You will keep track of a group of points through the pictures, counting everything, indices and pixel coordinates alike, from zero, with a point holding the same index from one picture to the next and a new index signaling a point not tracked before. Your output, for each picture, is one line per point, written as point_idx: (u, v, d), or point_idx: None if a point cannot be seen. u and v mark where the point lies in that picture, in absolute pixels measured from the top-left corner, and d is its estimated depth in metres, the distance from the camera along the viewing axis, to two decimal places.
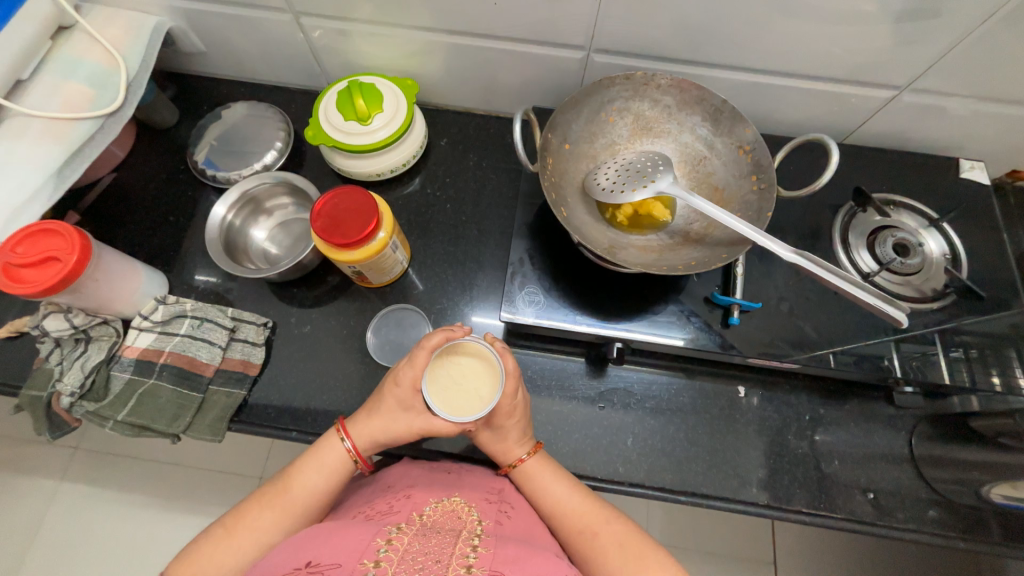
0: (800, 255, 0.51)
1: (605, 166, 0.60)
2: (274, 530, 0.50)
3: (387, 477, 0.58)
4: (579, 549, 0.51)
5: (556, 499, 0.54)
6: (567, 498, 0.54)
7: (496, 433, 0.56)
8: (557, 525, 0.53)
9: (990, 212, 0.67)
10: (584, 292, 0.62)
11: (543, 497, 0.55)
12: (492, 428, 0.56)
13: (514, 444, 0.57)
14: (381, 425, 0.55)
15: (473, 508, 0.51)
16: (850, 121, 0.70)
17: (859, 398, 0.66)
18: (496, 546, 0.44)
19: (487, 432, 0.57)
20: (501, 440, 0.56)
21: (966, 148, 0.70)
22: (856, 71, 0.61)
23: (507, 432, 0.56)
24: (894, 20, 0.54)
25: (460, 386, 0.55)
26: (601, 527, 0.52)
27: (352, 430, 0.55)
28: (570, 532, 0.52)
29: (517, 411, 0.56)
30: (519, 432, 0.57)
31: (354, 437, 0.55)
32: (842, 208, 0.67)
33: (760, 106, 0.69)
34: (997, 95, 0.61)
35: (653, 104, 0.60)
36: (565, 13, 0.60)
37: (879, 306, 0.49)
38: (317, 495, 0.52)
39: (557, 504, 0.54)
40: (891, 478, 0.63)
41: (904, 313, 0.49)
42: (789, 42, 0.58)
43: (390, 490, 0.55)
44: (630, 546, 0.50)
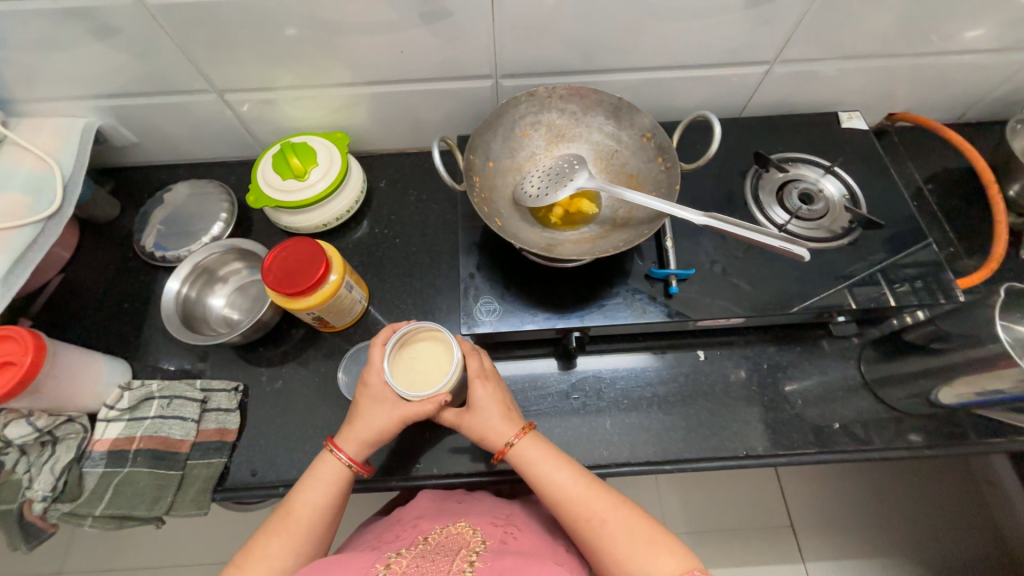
0: (711, 217, 0.57)
1: (530, 176, 0.65)
2: (285, 556, 0.49)
3: (399, 512, 0.61)
4: (586, 535, 0.52)
5: (558, 488, 0.53)
6: (571, 483, 0.53)
7: (479, 409, 0.57)
8: (563, 514, 0.53)
9: (875, 151, 0.75)
10: (536, 293, 0.66)
11: (547, 487, 0.54)
12: (473, 407, 0.57)
13: (503, 426, 0.57)
14: (365, 426, 0.56)
15: (477, 531, 0.54)
16: (739, 97, 0.78)
17: (808, 340, 0.71)
18: (492, 559, 0.47)
19: (469, 412, 0.57)
20: (487, 417, 0.57)
21: (841, 102, 0.80)
22: (728, 55, 0.69)
23: (489, 410, 0.57)
24: (745, 6, 0.62)
25: (422, 369, 0.56)
26: (608, 514, 0.51)
27: (341, 442, 0.56)
28: (575, 521, 0.52)
29: (490, 380, 0.59)
30: (501, 403, 0.58)
31: (344, 447, 0.55)
32: (749, 173, 0.73)
33: (658, 99, 0.77)
34: (848, 52, 0.71)
35: (560, 113, 0.66)
36: (466, 48, 0.66)
37: (785, 245, 0.55)
38: (319, 511, 0.52)
39: (561, 491, 0.53)
40: (852, 406, 0.67)
41: (805, 249, 0.56)
42: (664, 40, 0.66)
43: (398, 523, 0.57)
44: (637, 531, 0.50)
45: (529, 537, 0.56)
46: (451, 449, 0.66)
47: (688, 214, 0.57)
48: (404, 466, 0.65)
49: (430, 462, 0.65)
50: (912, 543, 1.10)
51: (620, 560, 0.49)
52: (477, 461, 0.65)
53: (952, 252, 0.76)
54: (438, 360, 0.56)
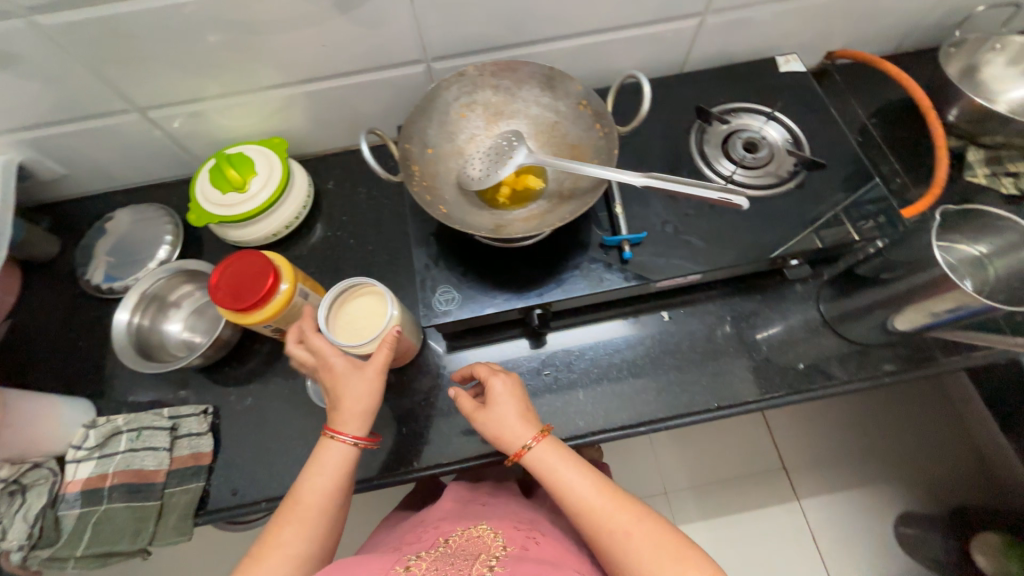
0: (649, 177, 0.56)
1: (471, 158, 0.63)
2: (299, 542, 0.50)
3: (424, 514, 0.64)
4: (608, 549, 0.51)
5: (580, 497, 0.52)
6: (594, 494, 0.53)
7: (497, 409, 0.56)
8: (582, 523, 0.52)
9: (815, 91, 0.75)
10: (493, 276, 0.65)
11: (567, 496, 0.53)
12: (493, 406, 0.56)
13: (522, 427, 0.55)
14: (356, 404, 0.53)
15: (499, 535, 0.55)
16: (677, 53, 0.77)
17: (767, 287, 0.72)
18: (512, 565, 0.48)
19: (489, 413, 0.56)
20: (507, 419, 0.55)
21: (778, 47, 0.80)
22: (658, 11, 0.68)
23: (509, 411, 0.56)
24: None
25: (367, 322, 0.57)
26: (633, 527, 0.51)
27: (339, 428, 0.54)
28: (597, 531, 0.51)
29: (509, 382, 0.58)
30: (521, 406, 0.57)
31: (343, 432, 0.54)
32: (692, 128, 0.72)
33: (596, 64, 0.75)
34: None
35: (495, 91, 0.65)
36: (390, 33, 0.64)
37: (722, 197, 0.55)
38: (327, 498, 0.52)
39: (581, 501, 0.52)
40: (814, 345, 0.69)
41: (743, 198, 0.56)
42: (590, 3, 0.65)
43: (422, 524, 0.61)
44: (663, 544, 0.50)
45: (551, 542, 0.57)
46: (430, 441, 0.66)
47: (626, 177, 0.56)
48: (385, 464, 0.65)
49: (411, 457, 0.65)
50: (893, 467, 1.16)
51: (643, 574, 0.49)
52: (456, 449, 0.65)
53: (898, 184, 0.77)
54: (374, 307, 0.59)
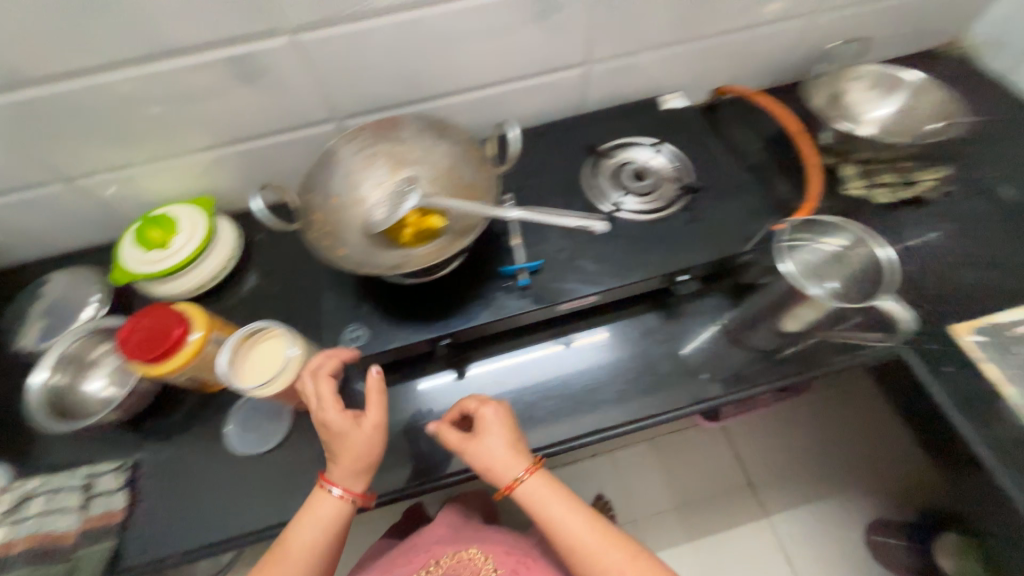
0: (522, 212, 0.59)
1: (376, 203, 0.68)
2: None
3: (421, 537, 0.76)
4: None
5: (574, 535, 0.57)
6: (586, 528, 0.57)
7: (489, 448, 0.58)
8: (575, 558, 0.57)
9: (695, 123, 0.83)
10: (401, 311, 0.68)
11: (560, 533, 0.57)
12: (484, 443, 0.58)
13: (513, 462, 0.58)
14: (343, 455, 0.56)
15: (489, 559, 0.67)
16: (571, 98, 0.85)
17: (671, 303, 0.76)
18: None
19: (481, 449, 0.58)
20: (499, 458, 0.58)
21: (663, 87, 0.88)
22: (541, 64, 0.77)
23: (501, 450, 0.58)
24: (533, 20, 0.70)
25: (268, 362, 0.60)
26: (623, 565, 0.56)
27: (331, 479, 0.57)
28: (590, 567, 0.56)
29: (501, 419, 0.60)
30: (514, 445, 0.59)
31: (335, 483, 0.57)
32: (586, 162, 0.79)
33: (497, 112, 0.83)
34: (646, 44, 0.79)
35: (395, 141, 0.70)
36: (298, 97, 0.71)
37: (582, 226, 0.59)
38: (317, 547, 0.55)
39: (574, 539, 0.57)
40: (717, 354, 0.72)
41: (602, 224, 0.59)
42: (477, 61, 0.73)
43: (418, 547, 0.73)
44: None
45: (539, 565, 0.68)
46: None
47: (500, 213, 0.59)
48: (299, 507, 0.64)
49: None
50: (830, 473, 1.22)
51: None
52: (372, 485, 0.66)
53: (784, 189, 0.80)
54: (272, 347, 0.61)
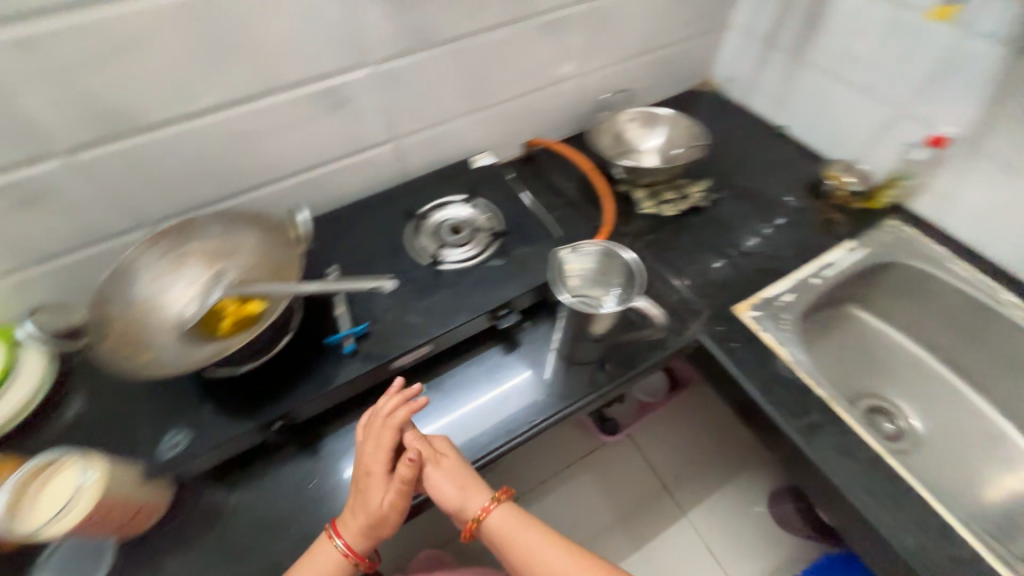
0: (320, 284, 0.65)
1: (190, 303, 0.67)
2: None
3: None
4: None
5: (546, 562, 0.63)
6: (553, 550, 0.64)
7: (459, 481, 0.65)
8: None
9: (501, 177, 0.96)
10: (228, 403, 0.67)
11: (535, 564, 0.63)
12: (449, 477, 0.65)
13: (478, 494, 0.65)
14: (355, 506, 0.62)
15: None
16: (392, 170, 0.93)
17: (509, 338, 0.81)
18: None
19: (449, 485, 0.64)
20: (468, 490, 0.65)
21: (475, 148, 1.00)
22: (348, 146, 0.85)
23: (467, 482, 0.65)
24: (325, 110, 0.78)
25: (57, 497, 0.56)
26: None
27: (341, 529, 0.62)
28: None
29: (459, 458, 0.67)
30: (479, 482, 0.66)
31: (343, 535, 0.62)
32: (409, 225, 0.87)
33: (321, 193, 0.88)
34: (443, 117, 0.91)
35: (204, 238, 0.72)
36: (94, 211, 0.71)
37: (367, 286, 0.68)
38: None
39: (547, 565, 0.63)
40: (554, 374, 0.77)
41: (385, 282, 0.70)
42: (281, 151, 0.79)
43: None
44: None
45: None
46: None
47: (299, 287, 0.65)
48: None
49: None
50: (711, 465, 1.35)
51: None
52: None
53: (583, 219, 0.95)
54: (57, 483, 0.57)
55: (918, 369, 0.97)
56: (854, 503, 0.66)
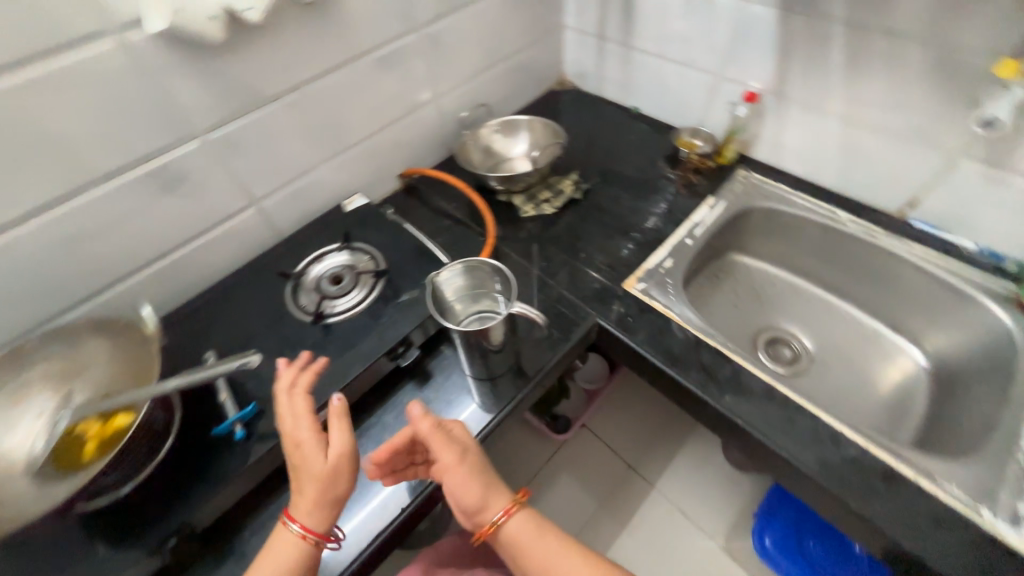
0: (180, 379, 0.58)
1: (39, 440, 0.59)
2: None
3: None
4: None
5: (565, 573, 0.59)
6: (566, 557, 0.60)
7: (477, 475, 0.62)
8: None
9: (378, 214, 0.95)
10: (110, 535, 0.60)
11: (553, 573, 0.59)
12: (468, 472, 0.61)
13: (498, 495, 0.63)
14: (304, 484, 0.58)
15: None
16: (262, 234, 0.89)
17: (418, 372, 0.80)
18: None
19: (466, 479, 0.61)
20: (486, 489, 0.62)
21: (347, 191, 0.99)
22: (204, 221, 0.80)
23: (488, 479, 0.63)
24: (163, 192, 0.73)
25: None
26: None
27: (296, 513, 0.58)
28: None
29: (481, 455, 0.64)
30: (499, 484, 0.64)
31: (298, 518, 0.57)
32: (288, 286, 0.84)
33: (186, 275, 0.82)
34: (303, 169, 0.88)
35: (43, 361, 0.64)
36: None
37: (235, 364, 0.62)
38: None
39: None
40: (468, 397, 0.78)
41: (249, 356, 0.64)
42: (124, 245, 0.73)
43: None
44: None
45: None
46: None
47: (158, 387, 0.57)
48: None
49: None
50: (662, 431, 1.41)
51: None
52: None
53: (468, 237, 0.98)
54: None
55: (798, 294, 1.08)
56: (756, 435, 0.72)
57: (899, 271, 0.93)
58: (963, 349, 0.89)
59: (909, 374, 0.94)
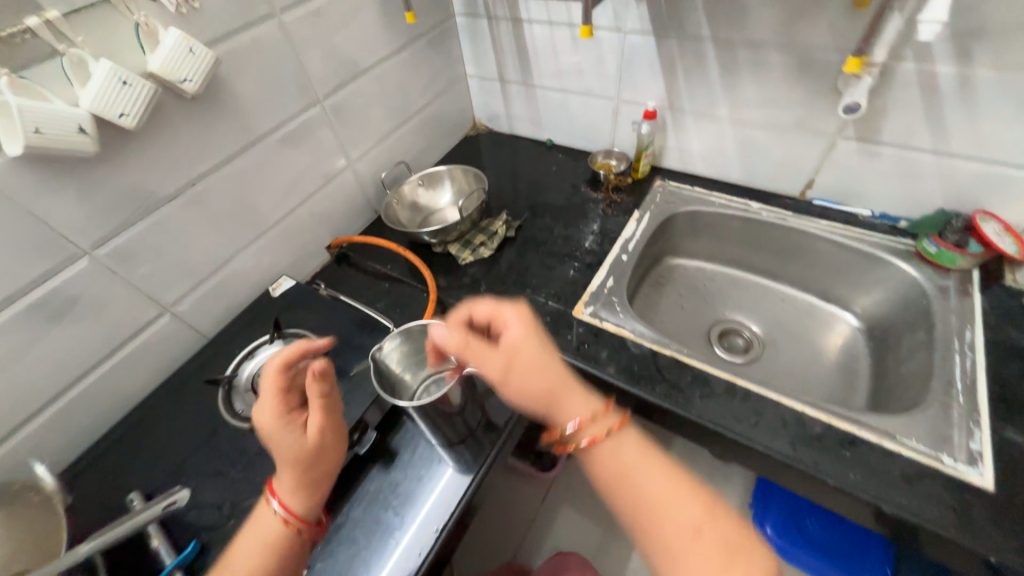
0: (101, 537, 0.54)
1: None
2: None
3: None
4: (668, 541, 0.51)
5: (642, 490, 0.55)
6: (669, 493, 0.54)
7: (533, 374, 0.61)
8: (643, 518, 0.54)
9: (310, 294, 0.91)
10: None
11: (633, 485, 0.55)
12: (522, 370, 0.62)
13: (564, 395, 0.61)
14: (280, 461, 0.57)
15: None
16: (181, 340, 0.82)
17: (380, 452, 0.74)
18: None
19: (522, 377, 0.61)
20: (547, 386, 0.61)
21: (272, 276, 0.94)
22: (108, 344, 0.72)
23: (549, 378, 0.61)
24: (51, 323, 0.65)
25: None
26: (700, 525, 0.51)
27: (279, 490, 0.57)
28: (660, 531, 0.52)
29: (544, 350, 0.63)
30: (569, 387, 0.62)
31: (281, 499, 0.56)
32: (220, 393, 0.77)
33: (96, 406, 0.73)
34: (218, 264, 0.83)
35: None
36: None
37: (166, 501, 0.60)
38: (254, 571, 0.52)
39: (644, 492, 0.54)
40: (439, 465, 0.72)
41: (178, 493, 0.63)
42: (10, 393, 0.63)
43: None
44: (725, 547, 0.49)
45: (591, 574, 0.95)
46: None
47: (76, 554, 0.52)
48: None
49: None
50: None
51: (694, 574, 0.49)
52: None
53: (411, 296, 0.95)
54: None
55: (736, 284, 1.13)
56: (730, 435, 0.72)
57: (814, 246, 1.00)
58: (887, 305, 0.96)
59: (848, 338, 1.01)
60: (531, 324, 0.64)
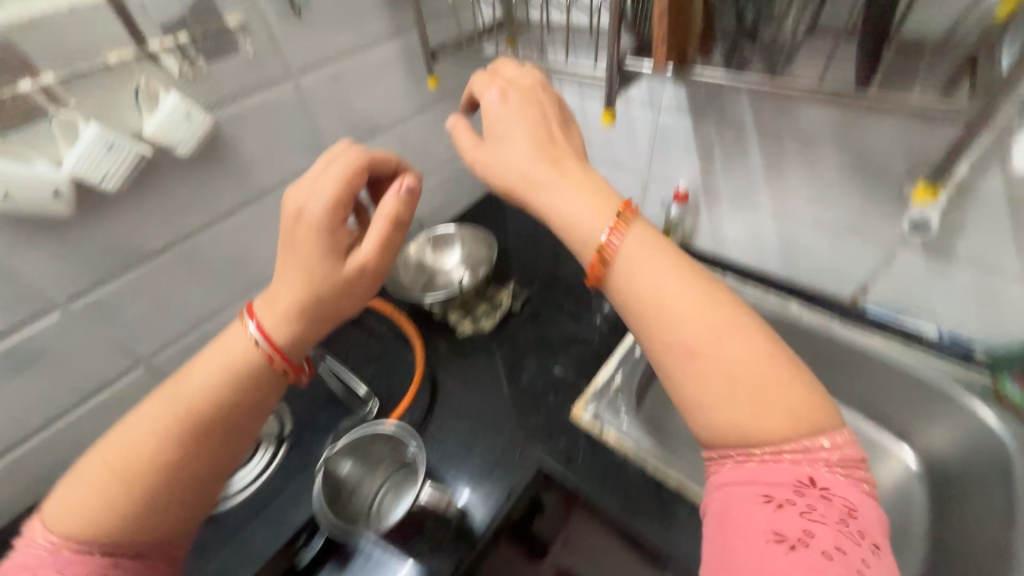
0: None
1: None
2: (158, 447, 0.44)
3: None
4: (699, 371, 0.41)
5: (674, 295, 0.43)
6: (707, 322, 0.42)
7: (546, 140, 0.55)
8: (664, 343, 0.43)
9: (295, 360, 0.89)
10: None
11: (655, 293, 0.44)
12: (514, 145, 0.54)
13: (578, 200, 0.49)
14: (276, 287, 0.49)
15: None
16: None
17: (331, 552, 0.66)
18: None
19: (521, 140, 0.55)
20: (560, 147, 0.55)
21: None
22: (72, 396, 0.69)
23: (548, 177, 0.51)
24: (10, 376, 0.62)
25: None
26: (742, 355, 0.41)
27: (257, 310, 0.49)
28: (686, 361, 0.42)
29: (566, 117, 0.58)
30: (587, 177, 0.52)
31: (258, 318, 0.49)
32: None
33: (52, 458, 0.70)
34: (203, 317, 0.80)
35: None
36: None
37: None
38: (210, 400, 0.46)
39: (665, 313, 0.43)
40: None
41: None
42: None
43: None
44: (771, 386, 0.40)
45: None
46: None
47: None
48: None
49: None
50: None
51: (726, 419, 0.40)
52: None
53: (398, 368, 0.90)
54: None
55: None
56: None
57: (866, 364, 0.86)
58: (952, 448, 0.80)
59: (901, 480, 0.85)
60: (551, 93, 0.60)
